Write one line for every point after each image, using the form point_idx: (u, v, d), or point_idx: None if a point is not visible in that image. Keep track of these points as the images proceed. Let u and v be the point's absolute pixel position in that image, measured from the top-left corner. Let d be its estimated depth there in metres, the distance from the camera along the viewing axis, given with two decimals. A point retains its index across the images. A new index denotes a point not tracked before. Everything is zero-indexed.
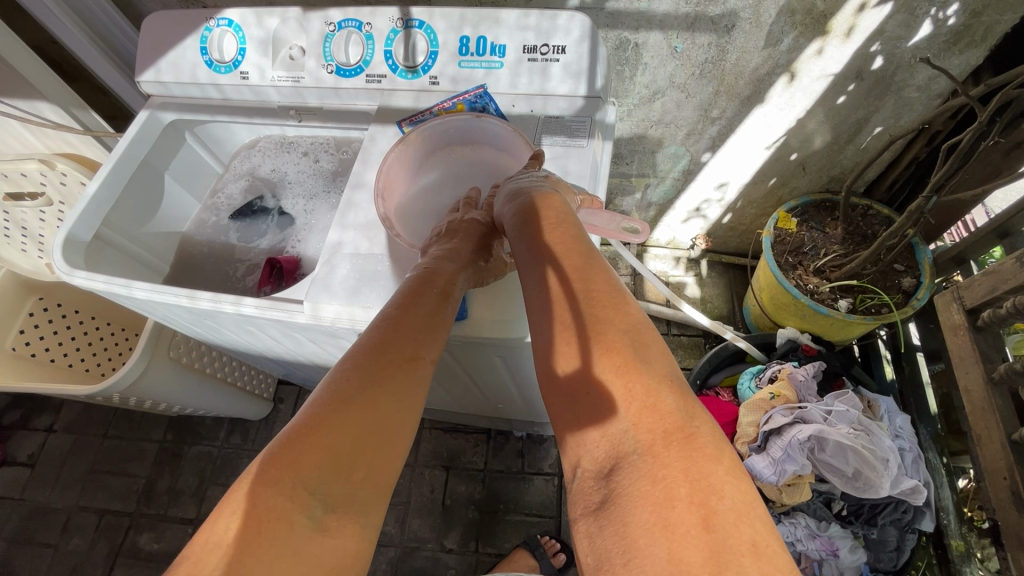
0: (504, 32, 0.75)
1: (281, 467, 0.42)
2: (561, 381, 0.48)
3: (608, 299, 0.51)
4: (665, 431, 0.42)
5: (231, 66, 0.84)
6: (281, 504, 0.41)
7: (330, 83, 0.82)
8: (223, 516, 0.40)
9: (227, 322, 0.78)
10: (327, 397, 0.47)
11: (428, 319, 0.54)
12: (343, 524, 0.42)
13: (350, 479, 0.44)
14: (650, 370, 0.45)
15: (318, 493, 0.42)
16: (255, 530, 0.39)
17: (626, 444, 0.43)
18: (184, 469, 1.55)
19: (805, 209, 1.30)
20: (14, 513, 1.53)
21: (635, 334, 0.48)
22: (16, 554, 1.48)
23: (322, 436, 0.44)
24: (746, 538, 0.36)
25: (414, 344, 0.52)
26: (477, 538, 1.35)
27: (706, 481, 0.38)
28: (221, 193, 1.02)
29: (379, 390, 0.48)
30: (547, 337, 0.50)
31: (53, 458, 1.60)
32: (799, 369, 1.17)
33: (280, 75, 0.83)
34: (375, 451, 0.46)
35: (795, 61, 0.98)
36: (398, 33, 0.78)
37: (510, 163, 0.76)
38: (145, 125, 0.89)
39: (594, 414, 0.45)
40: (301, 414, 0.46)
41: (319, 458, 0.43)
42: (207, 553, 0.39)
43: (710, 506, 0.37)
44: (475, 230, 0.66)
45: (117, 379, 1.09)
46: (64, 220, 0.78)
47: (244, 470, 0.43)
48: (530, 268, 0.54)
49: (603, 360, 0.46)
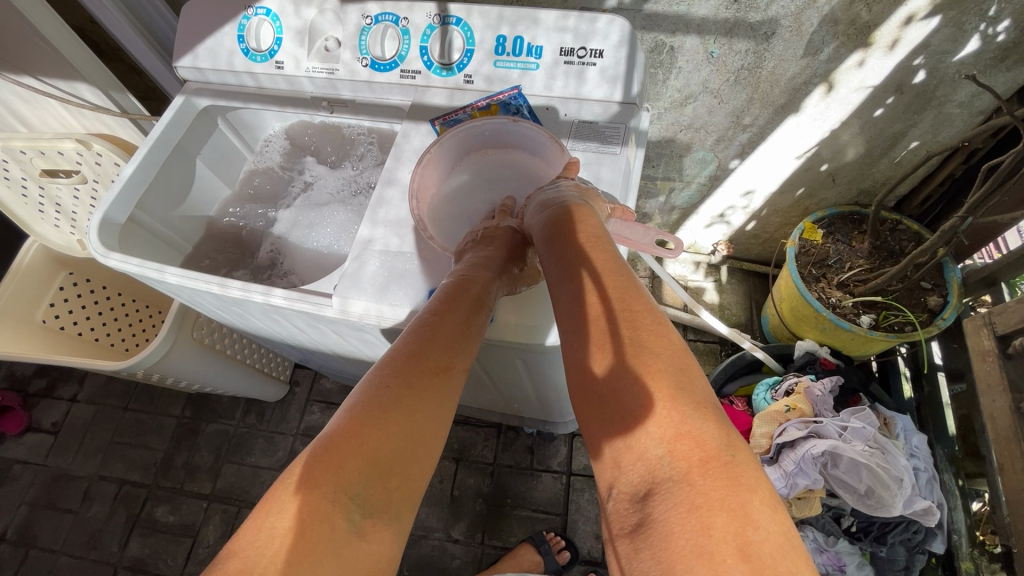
0: (542, 33, 0.74)
1: (321, 471, 0.45)
2: (595, 403, 0.49)
3: (645, 320, 0.51)
4: (701, 457, 0.42)
5: (267, 55, 0.85)
6: (321, 508, 0.43)
7: (364, 76, 0.82)
8: (266, 516, 0.43)
9: (254, 310, 0.79)
10: (364, 402, 0.48)
11: (461, 327, 0.55)
12: (377, 529, 0.45)
13: (387, 486, 0.46)
14: (686, 396, 0.46)
15: (356, 499, 0.44)
16: (298, 532, 0.42)
17: (661, 471, 0.43)
18: (201, 445, 1.59)
19: (831, 221, 1.27)
20: (38, 478, 1.59)
21: (671, 356, 0.48)
22: (38, 517, 1.54)
23: (362, 443, 0.46)
24: (783, 568, 0.36)
25: (449, 354, 0.53)
26: (484, 531, 1.37)
27: (743, 510, 0.39)
28: (251, 180, 1.04)
29: (416, 400, 0.49)
30: (581, 355, 0.51)
31: (75, 427, 1.64)
32: (817, 384, 1.16)
33: (314, 66, 0.84)
34: (408, 459, 0.48)
35: (834, 71, 0.96)
36: (435, 29, 0.78)
37: (543, 166, 0.76)
38: (181, 110, 0.91)
39: (629, 438, 0.46)
40: (341, 420, 0.48)
41: (358, 465, 0.45)
42: (253, 550, 0.42)
43: (747, 536, 0.38)
44: (508, 239, 0.66)
45: (143, 356, 1.11)
46: (100, 202, 0.80)
47: (287, 472, 0.46)
48: (566, 284, 0.55)
49: (640, 381, 0.47)
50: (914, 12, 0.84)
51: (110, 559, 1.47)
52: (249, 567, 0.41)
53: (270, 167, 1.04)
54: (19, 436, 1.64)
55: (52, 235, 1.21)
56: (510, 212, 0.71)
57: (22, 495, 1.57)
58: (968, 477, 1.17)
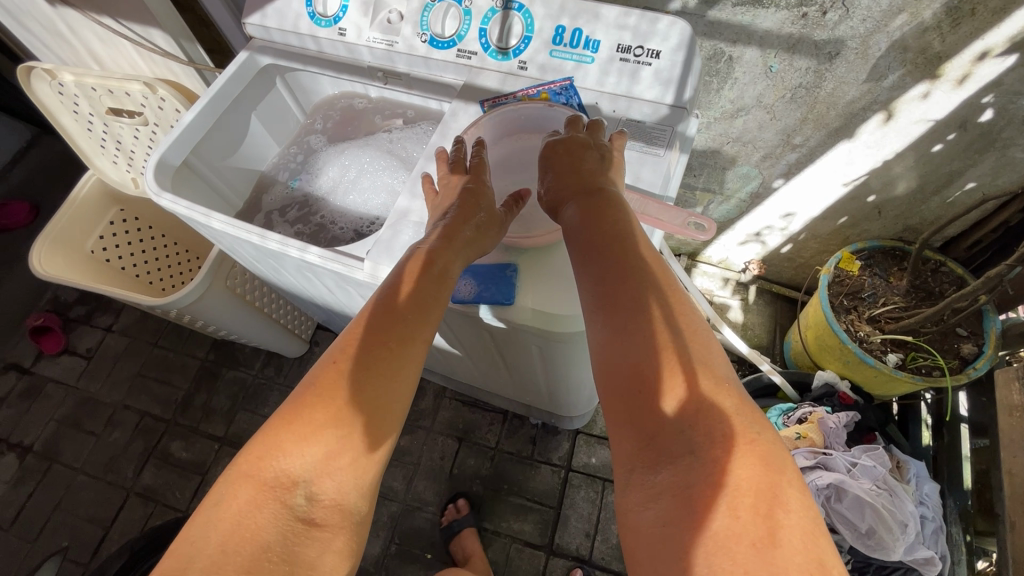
0: (602, 27, 0.74)
1: (269, 449, 0.53)
2: (630, 389, 0.53)
3: (681, 314, 0.56)
4: (731, 443, 0.47)
5: (332, 21, 0.87)
6: (269, 493, 0.51)
7: (422, 52, 0.83)
8: (215, 497, 0.51)
9: (289, 265, 0.83)
10: (320, 376, 0.58)
11: (423, 304, 0.63)
12: (333, 495, 0.53)
13: (350, 450, 0.55)
14: (719, 389, 0.51)
15: (309, 465, 0.53)
16: (246, 508, 0.50)
17: (688, 453, 0.47)
18: (220, 390, 1.66)
19: (871, 254, 1.25)
20: (68, 398, 1.69)
21: (703, 351, 0.53)
22: (63, 435, 1.63)
23: (316, 412, 0.55)
24: (807, 547, 0.41)
25: (406, 328, 0.61)
26: (477, 512, 1.40)
27: (773, 492, 0.44)
28: (297, 141, 1.09)
29: (372, 369, 0.58)
30: (619, 342, 0.55)
31: (108, 355, 1.75)
32: (831, 416, 1.13)
33: (375, 36, 0.85)
34: (365, 421, 0.56)
35: (896, 99, 0.93)
36: (497, 13, 0.78)
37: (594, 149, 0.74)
38: (243, 66, 0.95)
39: (659, 424, 0.50)
40: (291, 412, 0.56)
41: (313, 433, 0.54)
42: (205, 524, 0.49)
43: (777, 519, 0.42)
44: (464, 203, 0.68)
45: (179, 296, 1.16)
46: (159, 144, 0.85)
47: (238, 455, 0.54)
48: (607, 274, 0.59)
49: (674, 373, 0.51)
50: (990, 48, 0.81)
51: (123, 484, 1.55)
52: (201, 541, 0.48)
53: (317, 128, 1.08)
54: (56, 357, 1.76)
55: (109, 171, 1.26)
56: (465, 167, 0.72)
57: (52, 411, 1.68)
58: (976, 533, 1.15)
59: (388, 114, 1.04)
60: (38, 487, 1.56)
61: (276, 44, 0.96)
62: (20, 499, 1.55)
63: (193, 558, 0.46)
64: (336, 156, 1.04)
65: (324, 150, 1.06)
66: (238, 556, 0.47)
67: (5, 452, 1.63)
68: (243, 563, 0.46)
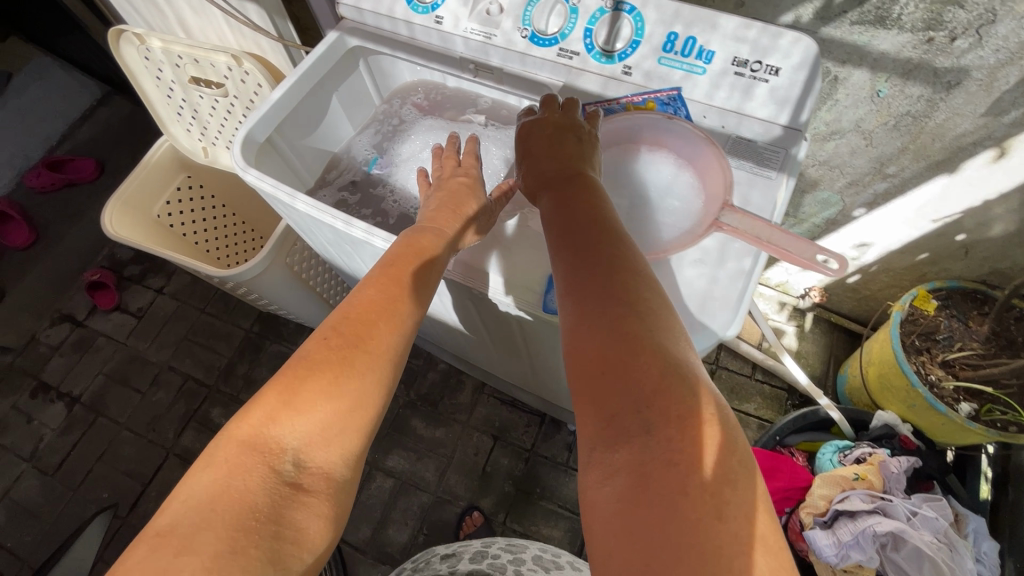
0: (718, 38, 0.70)
1: (258, 417, 0.55)
2: (585, 363, 0.47)
3: (642, 284, 0.50)
4: (683, 420, 0.43)
5: (429, 8, 0.86)
6: (258, 455, 0.53)
7: (520, 48, 0.81)
8: (207, 468, 0.52)
9: (367, 253, 0.83)
10: (309, 347, 0.61)
11: (407, 282, 0.67)
12: (319, 462, 0.55)
13: (336, 416, 0.57)
14: (673, 365, 0.46)
15: (297, 432, 0.54)
16: (238, 476, 0.51)
17: (640, 431, 0.42)
18: (262, 362, 1.68)
19: (950, 294, 1.19)
20: (117, 354, 1.74)
21: (660, 324, 0.48)
22: (110, 389, 1.68)
23: (299, 378, 0.57)
24: (751, 529, 0.39)
25: (392, 303, 0.66)
26: (507, 512, 1.39)
27: (721, 472, 0.40)
28: (374, 124, 1.08)
29: (353, 334, 0.62)
30: (580, 314, 0.49)
31: (157, 315, 1.79)
32: (893, 460, 1.09)
33: (472, 27, 0.83)
34: (347, 384, 0.58)
35: (1012, 137, 0.87)
36: (606, 14, 0.75)
37: (712, 170, 0.62)
38: (332, 46, 0.94)
39: (614, 401, 0.44)
40: (283, 381, 0.57)
41: (295, 399, 0.56)
42: (200, 487, 0.50)
43: (722, 499, 0.39)
44: (454, 192, 0.78)
45: (241, 271, 1.13)
46: (247, 119, 0.85)
47: (227, 428, 0.55)
48: (572, 243, 0.54)
49: (628, 345, 0.46)
50: None
51: (163, 444, 1.58)
52: (195, 502, 0.49)
53: (395, 112, 1.07)
54: (109, 313, 1.81)
55: (181, 138, 1.28)
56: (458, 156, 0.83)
57: (101, 365, 1.73)
58: None
59: (468, 105, 1.01)
60: (83, 438, 1.62)
61: (365, 28, 0.94)
62: (66, 447, 1.61)
63: (188, 521, 0.48)
64: (420, 139, 1.01)
65: (415, 122, 1.03)
66: (228, 515, 0.49)
67: (55, 400, 1.68)
68: (231, 524, 0.48)
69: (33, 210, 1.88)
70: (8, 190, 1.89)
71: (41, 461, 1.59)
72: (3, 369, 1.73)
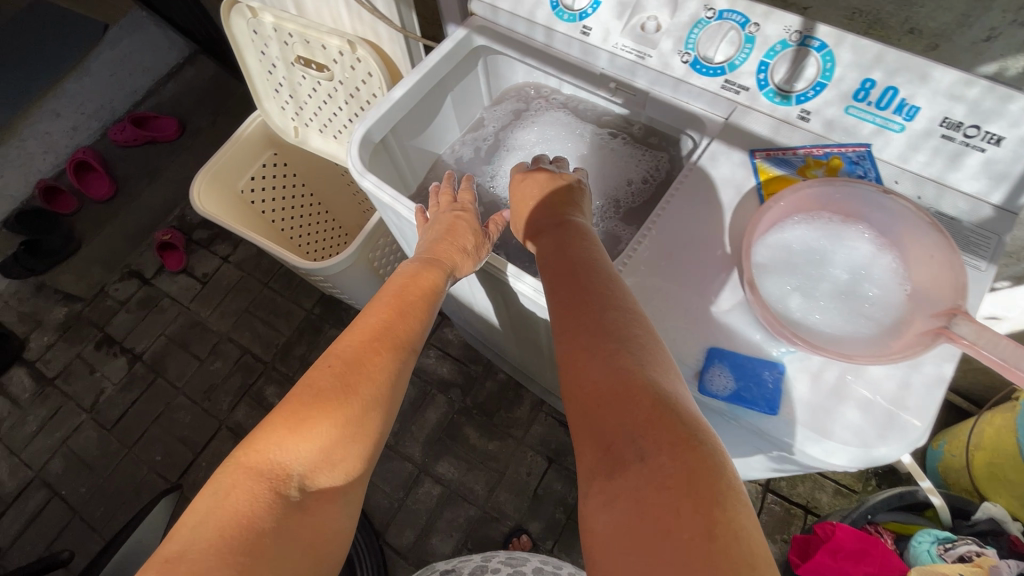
0: (927, 93, 0.59)
1: (259, 444, 0.54)
2: (581, 404, 0.49)
3: (629, 322, 0.53)
4: (672, 444, 0.43)
5: (577, 16, 0.78)
6: (266, 483, 0.51)
7: (678, 73, 0.73)
8: (209, 499, 0.49)
9: (485, 277, 0.84)
10: (316, 367, 0.59)
11: (414, 304, 0.68)
12: (319, 498, 0.54)
13: (343, 442, 0.56)
14: (659, 395, 0.47)
15: (300, 460, 0.53)
16: (239, 507, 0.49)
17: (632, 460, 0.43)
18: (320, 345, 1.66)
19: None
20: (179, 317, 1.75)
21: (650, 358, 0.50)
22: (170, 352, 1.70)
23: (301, 405, 0.55)
24: (745, 550, 0.38)
25: (402, 320, 0.65)
26: (556, 541, 1.34)
27: (709, 491, 0.40)
28: (484, 124, 1.02)
29: (358, 347, 0.61)
30: (577, 357, 0.52)
31: (222, 283, 1.79)
32: (1006, 563, 0.96)
33: (625, 44, 0.76)
34: (351, 402, 0.57)
35: None
36: (788, 48, 0.65)
37: (925, 263, 0.54)
38: (458, 45, 0.88)
39: (607, 436, 0.46)
40: (286, 409, 0.55)
41: (299, 417, 0.55)
42: (204, 517, 0.48)
43: (713, 517, 0.39)
44: (453, 226, 0.75)
45: (327, 265, 1.09)
46: (366, 117, 0.80)
47: (229, 460, 0.53)
48: (569, 291, 0.57)
49: (615, 379, 0.48)
50: None
51: (217, 415, 1.59)
52: (199, 531, 0.47)
53: (510, 114, 1.00)
54: (175, 274, 1.82)
55: (274, 115, 1.24)
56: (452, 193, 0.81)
57: (164, 326, 1.74)
58: None
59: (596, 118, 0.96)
60: (141, 397, 1.64)
61: (494, 26, 0.87)
62: (125, 404, 1.63)
63: (190, 550, 0.46)
64: (543, 131, 0.96)
65: (543, 113, 0.98)
66: (233, 543, 0.47)
67: (118, 355, 1.71)
68: (234, 549, 0.46)
69: (114, 163, 1.90)
70: (92, 141, 1.91)
71: (100, 414, 1.62)
72: (72, 318, 1.77)
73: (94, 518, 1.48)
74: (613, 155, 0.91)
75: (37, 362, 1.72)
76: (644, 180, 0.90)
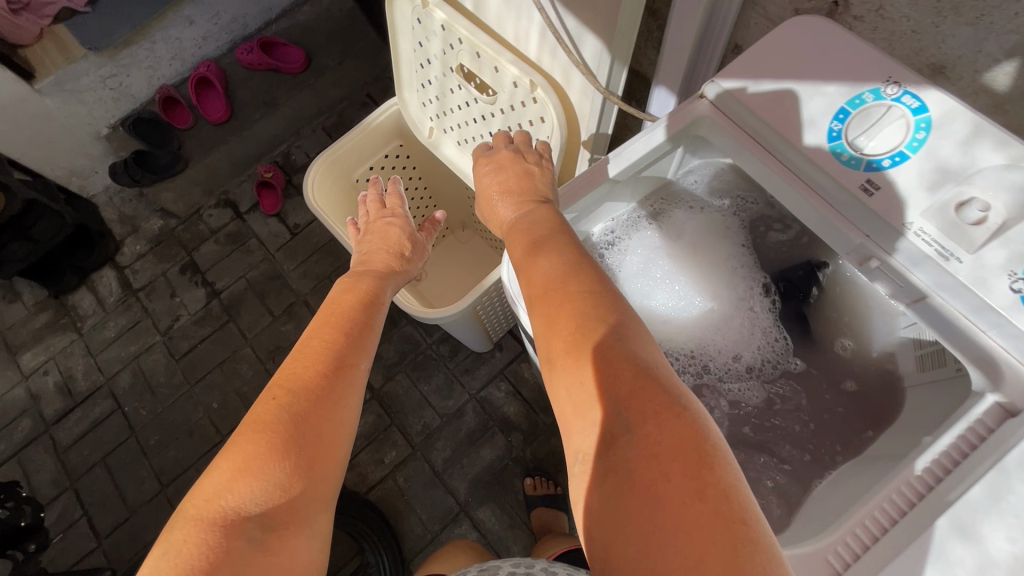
0: None
1: (209, 487, 0.49)
2: (567, 395, 0.51)
3: (598, 296, 0.55)
4: (654, 409, 0.45)
5: (868, 164, 0.57)
6: (218, 531, 0.46)
7: (996, 301, 0.51)
8: (160, 561, 0.45)
9: None
10: (269, 391, 0.58)
11: (361, 326, 0.71)
12: (284, 539, 0.48)
13: (308, 467, 0.52)
14: (634, 363, 0.48)
15: (257, 488, 0.49)
16: (196, 554, 0.45)
17: (622, 438, 0.45)
18: (391, 339, 1.56)
19: None
20: (262, 264, 1.70)
21: (618, 323, 0.52)
22: (247, 298, 1.66)
23: (258, 423, 0.53)
24: (732, 498, 0.40)
25: (353, 321, 0.70)
26: None
27: (697, 451, 0.42)
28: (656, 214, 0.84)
29: (314, 355, 0.63)
30: (554, 351, 0.53)
31: (310, 239, 1.72)
32: None
33: (926, 227, 0.54)
34: (314, 405, 0.56)
35: None
36: None
37: None
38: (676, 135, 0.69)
39: (594, 417, 0.48)
40: (229, 448, 0.51)
41: (257, 432, 0.52)
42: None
43: (704, 478, 0.41)
44: (386, 232, 0.95)
45: (431, 314, 0.96)
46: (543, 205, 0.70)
47: (170, 522, 0.48)
48: (536, 277, 0.60)
49: (594, 357, 0.50)
50: None
51: None
52: None
53: (686, 218, 0.84)
54: (268, 217, 1.76)
55: (412, 108, 1.10)
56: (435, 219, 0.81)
57: (246, 269, 1.70)
58: None
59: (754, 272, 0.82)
60: (211, 336, 1.63)
61: (719, 120, 0.66)
62: (196, 337, 1.63)
63: None
64: (707, 249, 0.83)
65: (718, 233, 0.83)
66: None
67: (198, 285, 1.70)
68: None
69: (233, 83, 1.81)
70: (218, 55, 1.81)
71: (172, 341, 1.63)
72: (165, 233, 1.78)
73: (147, 445, 1.52)
74: (740, 323, 0.79)
75: (126, 269, 1.74)
76: (751, 368, 0.77)
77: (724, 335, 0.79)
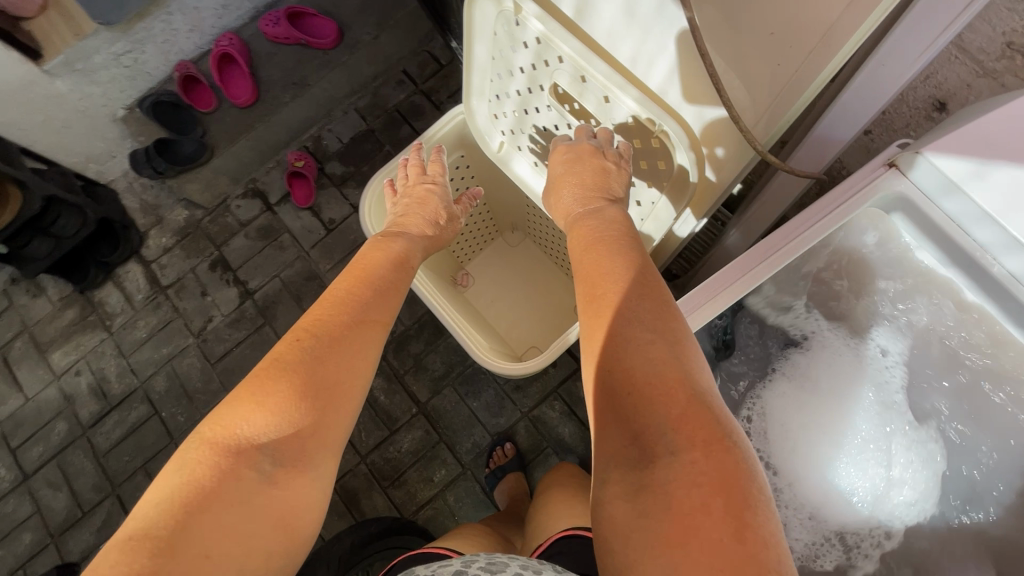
0: None
1: (227, 409, 0.53)
2: (607, 398, 0.51)
3: (661, 311, 0.54)
4: (705, 440, 0.44)
5: None
6: (227, 459, 0.50)
7: None
8: (174, 473, 0.49)
9: None
10: (294, 331, 0.59)
11: (392, 278, 0.72)
12: (291, 476, 0.52)
13: (320, 416, 0.55)
14: (689, 386, 0.47)
15: (271, 431, 0.52)
16: (206, 474, 0.49)
17: (664, 460, 0.45)
18: (438, 349, 1.47)
19: None
20: (297, 263, 1.59)
21: (676, 345, 0.51)
22: (283, 300, 1.57)
23: (275, 363, 0.55)
24: (771, 546, 0.39)
25: (387, 280, 0.70)
26: None
27: (742, 492, 0.41)
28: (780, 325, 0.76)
29: (341, 305, 0.63)
30: (603, 353, 0.53)
31: (347, 236, 1.60)
32: None
33: None
34: (334, 358, 0.58)
35: None
36: None
37: None
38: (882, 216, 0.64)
39: (636, 430, 0.48)
40: (251, 380, 0.54)
41: (276, 372, 0.55)
42: (167, 488, 0.48)
43: (745, 520, 0.39)
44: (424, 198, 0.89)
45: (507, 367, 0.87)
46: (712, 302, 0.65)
47: (188, 438, 0.52)
48: (592, 276, 0.59)
49: (647, 370, 0.49)
50: None
51: None
52: (162, 503, 0.46)
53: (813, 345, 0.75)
54: (301, 210, 1.64)
55: (480, 117, 0.95)
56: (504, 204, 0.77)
57: (280, 268, 1.60)
58: None
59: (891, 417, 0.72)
60: (247, 339, 1.55)
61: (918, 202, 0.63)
62: (231, 341, 1.55)
63: (151, 525, 0.45)
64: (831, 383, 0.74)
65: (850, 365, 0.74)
66: (190, 506, 0.47)
67: (230, 284, 1.60)
68: (200, 519, 0.46)
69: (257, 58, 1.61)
70: (239, 24, 1.59)
71: (206, 344, 1.56)
72: (191, 225, 1.67)
73: None
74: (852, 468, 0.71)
75: (153, 263, 1.65)
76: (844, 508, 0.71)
77: (868, 472, 0.71)
